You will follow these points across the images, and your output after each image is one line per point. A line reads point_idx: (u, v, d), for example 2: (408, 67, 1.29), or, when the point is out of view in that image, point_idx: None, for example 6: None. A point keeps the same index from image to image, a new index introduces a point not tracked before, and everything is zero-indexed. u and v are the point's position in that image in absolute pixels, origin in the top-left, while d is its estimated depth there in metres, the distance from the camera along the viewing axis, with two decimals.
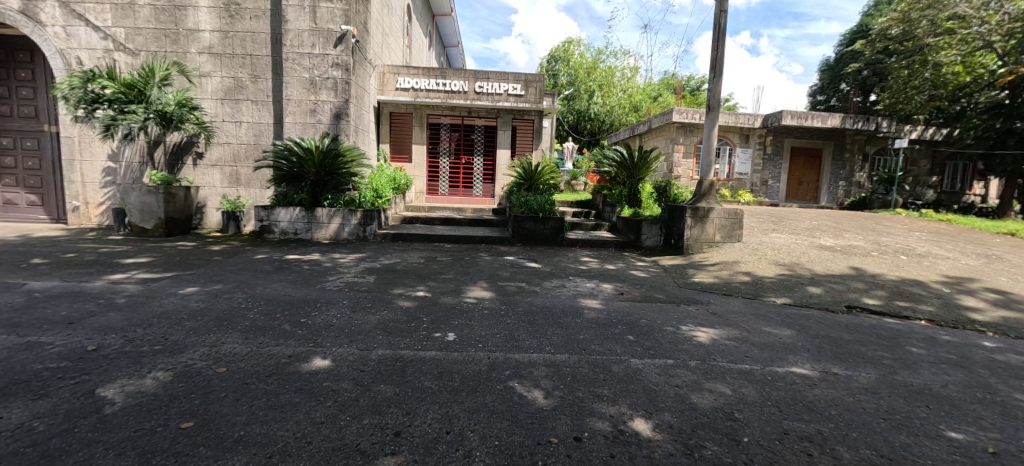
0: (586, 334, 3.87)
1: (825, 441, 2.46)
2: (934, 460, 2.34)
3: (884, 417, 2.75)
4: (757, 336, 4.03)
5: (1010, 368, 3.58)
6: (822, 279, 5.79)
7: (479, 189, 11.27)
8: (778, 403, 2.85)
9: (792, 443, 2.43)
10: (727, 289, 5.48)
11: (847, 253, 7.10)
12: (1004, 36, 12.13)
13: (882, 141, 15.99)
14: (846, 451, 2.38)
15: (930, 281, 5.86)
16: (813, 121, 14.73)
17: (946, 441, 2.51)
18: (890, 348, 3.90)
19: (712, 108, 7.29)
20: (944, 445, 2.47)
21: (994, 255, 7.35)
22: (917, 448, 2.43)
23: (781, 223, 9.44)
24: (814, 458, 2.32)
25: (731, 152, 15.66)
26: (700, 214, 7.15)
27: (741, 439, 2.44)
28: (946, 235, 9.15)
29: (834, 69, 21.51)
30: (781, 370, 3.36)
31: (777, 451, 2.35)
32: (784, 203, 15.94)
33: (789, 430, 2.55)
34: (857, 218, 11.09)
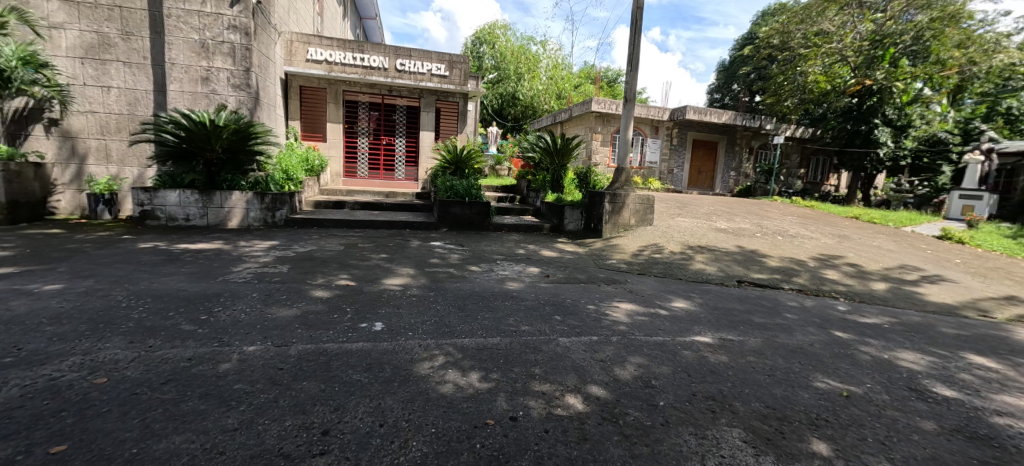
0: (516, 316, 3.83)
1: (725, 399, 2.63)
2: (807, 406, 2.62)
3: (767, 373, 3.03)
4: (671, 311, 4.31)
5: (861, 327, 4.24)
6: (720, 258, 6.40)
7: (401, 173, 10.86)
8: (686, 369, 3.01)
9: (698, 403, 2.57)
10: (642, 268, 5.85)
11: (737, 234, 7.95)
12: (855, 53, 14.43)
13: (764, 137, 17.99)
14: (741, 405, 2.58)
15: (799, 257, 6.81)
16: (712, 117, 16.17)
17: (814, 390, 2.84)
18: (772, 314, 4.41)
19: (629, 99, 7.61)
20: (812, 393, 2.80)
21: (846, 235, 8.69)
22: (793, 398, 2.71)
23: (685, 208, 10.29)
24: (718, 414, 2.47)
25: (643, 142, 16.79)
26: (617, 199, 7.53)
27: (658, 403, 2.53)
28: (812, 219, 10.63)
29: (729, 70, 23.89)
30: (688, 339, 3.60)
31: (685, 408, 2.50)
32: (686, 190, 17.47)
33: (697, 391, 2.70)
34: (746, 204, 12.44)
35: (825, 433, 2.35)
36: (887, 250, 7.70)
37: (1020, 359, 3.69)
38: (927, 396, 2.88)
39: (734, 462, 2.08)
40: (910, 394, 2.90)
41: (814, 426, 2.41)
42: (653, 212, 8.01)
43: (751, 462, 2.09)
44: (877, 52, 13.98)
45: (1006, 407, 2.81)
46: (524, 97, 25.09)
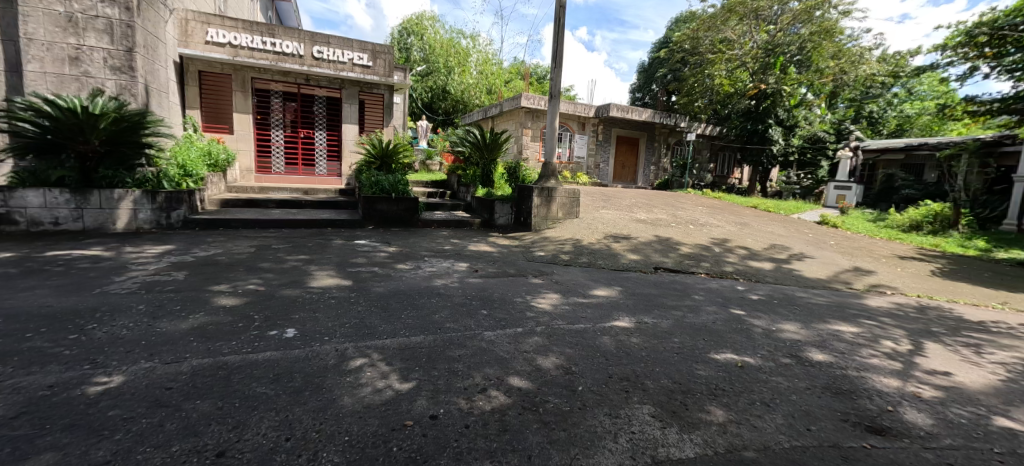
0: (441, 313, 3.75)
1: (637, 379, 2.74)
2: (710, 379, 2.80)
3: (675, 351, 3.20)
4: (592, 299, 4.46)
5: (759, 304, 4.65)
6: (639, 248, 6.73)
7: (323, 168, 10.30)
8: (604, 353, 3.10)
9: (613, 385, 2.66)
10: (567, 260, 6.00)
11: (655, 224, 8.42)
12: (752, 60, 15.91)
13: (679, 134, 19.19)
14: (652, 382, 2.71)
15: (705, 243, 7.38)
16: (634, 115, 16.95)
17: (713, 363, 3.04)
18: (683, 297, 4.71)
19: (554, 96, 7.75)
20: (712, 366, 2.99)
21: (748, 223, 9.52)
22: (697, 372, 2.88)
23: (608, 201, 10.71)
24: (631, 393, 2.57)
25: (571, 137, 17.18)
26: (545, 193, 7.66)
27: (577, 389, 2.59)
28: (720, 208, 11.52)
29: (648, 72, 25.26)
30: (607, 325, 3.73)
31: (598, 390, 2.58)
32: (612, 184, 18.21)
33: (613, 374, 2.80)
34: (664, 196, 13.21)
35: (722, 401, 2.53)
36: (778, 235, 8.55)
37: (879, 324, 4.25)
38: (804, 360, 3.22)
39: (644, 437, 2.18)
40: (792, 360, 3.21)
41: (713, 396, 2.58)
42: (578, 205, 8.24)
43: (658, 435, 2.20)
44: (770, 59, 15.49)
45: (870, 366, 3.20)
46: (454, 91, 24.80)
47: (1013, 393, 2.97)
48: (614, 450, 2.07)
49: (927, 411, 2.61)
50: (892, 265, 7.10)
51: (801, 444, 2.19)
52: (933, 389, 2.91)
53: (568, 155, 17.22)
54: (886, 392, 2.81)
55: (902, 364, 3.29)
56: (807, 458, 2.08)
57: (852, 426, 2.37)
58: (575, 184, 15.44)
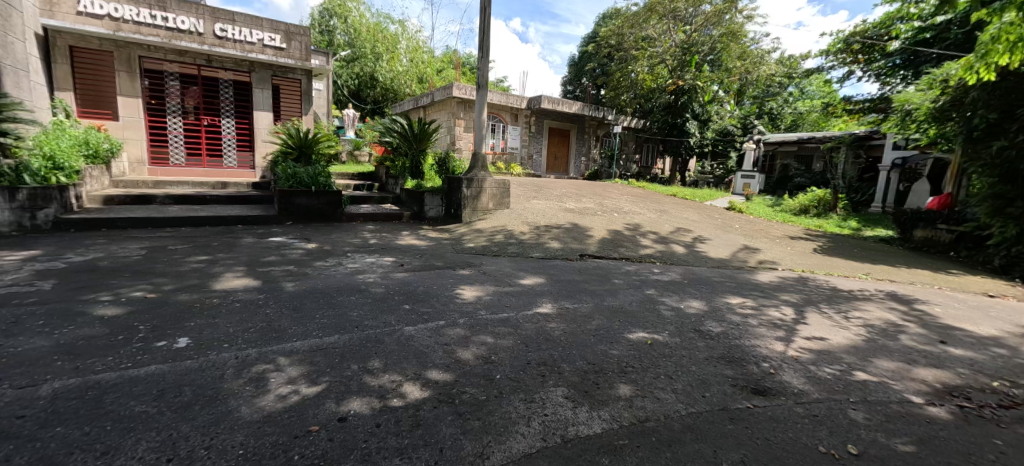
0: (360, 311, 3.62)
1: (554, 363, 2.82)
2: (621, 357, 2.95)
3: (592, 333, 3.33)
4: (518, 287, 4.52)
5: (673, 285, 4.95)
6: (566, 236, 6.91)
7: (232, 160, 9.63)
8: (525, 339, 3.16)
9: (530, 370, 2.72)
10: (495, 250, 6.04)
11: (582, 213, 8.69)
12: (671, 57, 16.87)
13: (607, 126, 19.89)
14: (567, 365, 2.80)
15: (627, 231, 7.75)
16: (564, 107, 17.29)
17: (627, 342, 3.19)
18: (604, 282, 4.90)
19: (482, 86, 7.70)
20: (626, 345, 3.15)
21: (667, 210, 10.10)
22: (610, 352, 3.01)
23: (539, 191, 10.90)
24: (547, 377, 2.64)
25: (504, 128, 17.16)
26: (475, 184, 7.63)
27: (494, 377, 2.62)
28: (644, 197, 12.11)
29: (578, 65, 25.90)
30: (531, 312, 3.79)
31: (514, 377, 2.62)
32: (545, 175, 18.50)
33: (531, 359, 2.86)
34: (593, 186, 13.67)
35: (630, 377, 2.68)
36: (694, 221, 9.16)
37: (771, 297, 4.69)
38: (707, 334, 3.47)
39: (555, 418, 2.25)
40: (696, 334, 3.46)
41: (623, 373, 2.72)
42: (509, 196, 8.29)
43: (569, 415, 2.28)
44: (686, 57, 16.46)
45: (764, 336, 3.53)
46: (383, 78, 23.96)
47: (875, 351, 3.42)
48: (526, 434, 2.13)
49: (803, 372, 2.94)
50: (788, 245, 7.87)
51: (696, 411, 2.38)
52: (808, 352, 3.29)
53: (502, 146, 17.22)
54: (770, 357, 3.14)
55: (786, 332, 3.68)
56: (699, 423, 2.27)
57: (740, 390, 2.62)
58: (508, 176, 15.51)
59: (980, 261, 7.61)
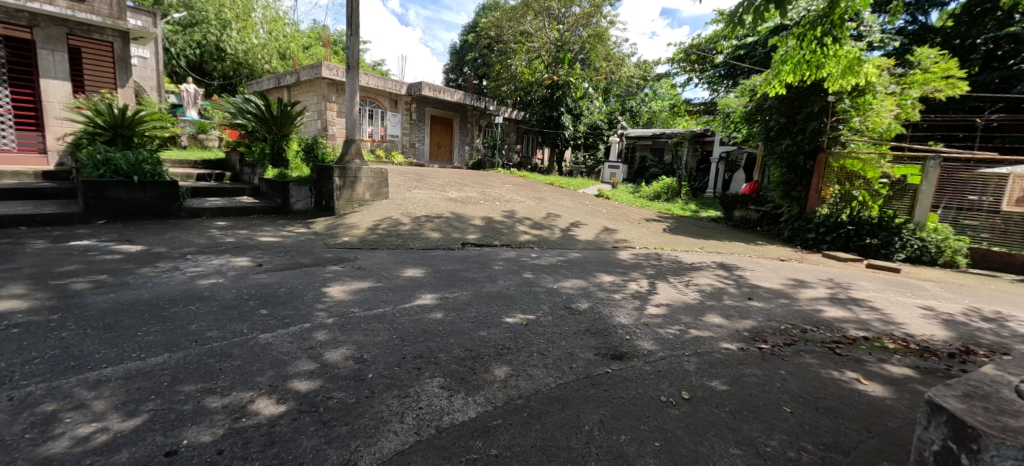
0: (204, 321, 3.26)
1: (430, 354, 2.89)
2: (495, 340, 3.14)
3: (470, 320, 3.47)
4: (397, 280, 4.49)
5: (547, 267, 5.36)
6: (447, 226, 7.00)
7: (10, 141, 7.77)
8: (400, 334, 3.17)
9: (406, 364, 2.75)
10: (373, 243, 5.89)
11: (464, 202, 8.91)
12: (546, 53, 17.65)
13: (490, 117, 20.37)
14: (444, 355, 2.89)
15: (507, 219, 8.12)
16: (445, 95, 17.08)
17: (504, 325, 3.40)
18: (483, 268, 5.10)
19: (351, 68, 7.32)
20: (503, 328, 3.35)
21: (545, 198, 10.74)
22: (486, 336, 3.18)
23: (421, 181, 10.81)
24: (423, 369, 2.71)
25: (383, 115, 16.49)
26: (348, 175, 7.28)
27: (366, 377, 2.60)
28: (523, 186, 12.67)
29: (459, 53, 25.92)
30: (409, 304, 3.81)
31: (389, 374, 2.63)
32: (428, 164, 18.31)
33: (408, 353, 2.90)
34: (475, 176, 13.96)
35: (505, 358, 2.87)
36: (567, 208, 9.89)
37: (633, 272, 5.33)
38: (575, 310, 3.87)
39: (429, 410, 2.33)
40: (565, 311, 3.83)
41: (498, 355, 2.91)
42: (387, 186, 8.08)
43: (445, 404, 2.38)
44: (559, 54, 17.46)
45: (625, 308, 4.04)
46: (233, 51, 21.16)
47: (709, 310, 4.15)
48: (399, 430, 2.16)
49: (653, 335, 3.43)
50: (647, 227, 8.95)
51: (563, 381, 2.65)
52: (657, 317, 3.84)
53: (381, 133, 16.52)
54: (629, 325, 3.62)
55: (642, 302, 4.24)
56: (565, 392, 2.54)
57: (601, 357, 2.98)
58: (387, 165, 15.01)
59: (775, 234, 9.44)
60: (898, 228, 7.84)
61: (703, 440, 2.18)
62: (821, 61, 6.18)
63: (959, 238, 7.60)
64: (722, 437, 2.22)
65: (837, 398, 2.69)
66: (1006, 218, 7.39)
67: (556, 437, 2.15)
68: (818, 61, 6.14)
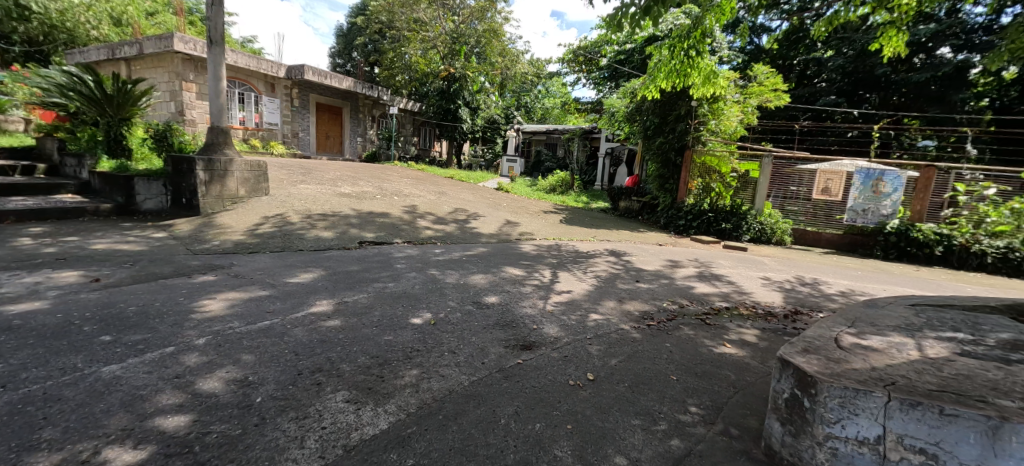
0: (22, 355, 2.66)
1: (332, 366, 2.76)
2: (401, 343, 3.12)
3: (374, 325, 3.40)
4: (287, 287, 4.18)
5: (450, 262, 5.41)
6: (340, 225, 6.68)
7: None
8: (293, 348, 2.96)
9: (305, 381, 2.59)
10: (253, 248, 5.38)
11: (359, 197, 8.63)
12: (440, 44, 17.62)
13: (383, 107, 19.70)
14: (347, 366, 2.78)
15: (408, 214, 7.98)
16: (332, 81, 15.92)
17: (411, 327, 3.39)
18: (384, 268, 4.97)
19: (214, 42, 6.59)
20: (410, 330, 3.33)
21: (444, 192, 10.71)
22: (392, 341, 3.15)
23: (310, 175, 10.04)
24: (323, 384, 2.57)
25: (257, 100, 14.88)
26: (216, 168, 6.59)
27: (254, 401, 2.37)
28: (422, 179, 12.47)
29: (346, 36, 24.48)
30: (301, 314, 3.55)
31: (287, 394, 2.45)
32: (315, 155, 17.09)
33: (303, 369, 2.72)
34: (369, 169, 13.42)
35: (415, 362, 2.87)
36: (468, 202, 9.95)
37: (535, 263, 5.62)
38: (483, 304, 4.00)
39: (335, 427, 2.21)
40: (473, 305, 3.95)
41: (408, 359, 2.90)
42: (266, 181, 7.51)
43: (352, 419, 2.28)
44: (455, 46, 17.48)
45: (528, 298, 4.27)
46: None
47: (603, 294, 4.56)
48: (300, 458, 2.00)
49: (559, 322, 3.70)
50: (543, 218, 9.43)
51: (477, 377, 2.73)
52: (560, 305, 4.13)
53: (256, 121, 14.93)
54: (535, 314, 3.85)
55: (546, 292, 4.51)
56: (480, 387, 2.62)
57: (512, 349, 3.13)
58: (263, 156, 13.64)
59: (653, 222, 10.54)
60: (744, 213, 9.15)
61: (608, 417, 2.39)
62: (688, 73, 7.02)
63: (784, 221, 9.08)
64: (624, 410, 2.46)
65: (709, 362, 3.17)
66: (815, 204, 9.02)
67: (474, 434, 2.20)
68: (685, 70, 6.95)
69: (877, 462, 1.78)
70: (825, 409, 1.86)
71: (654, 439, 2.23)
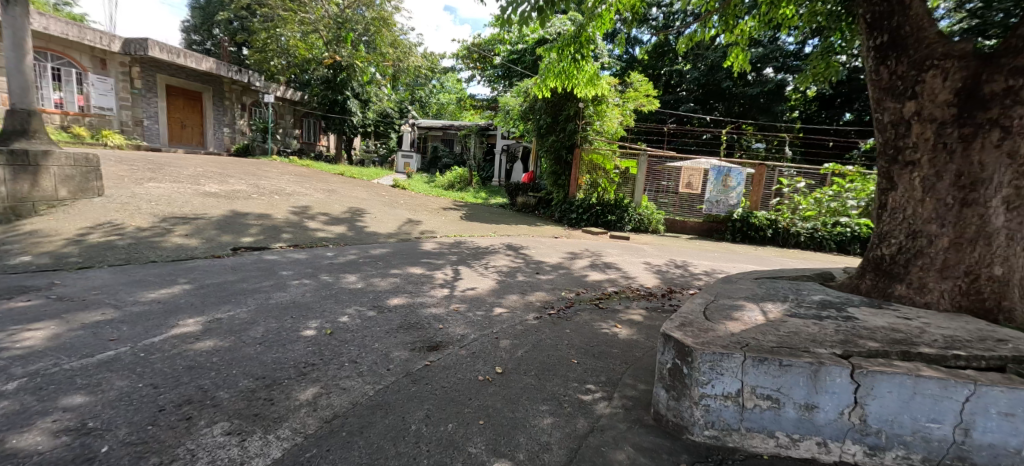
0: None
1: (205, 395, 2.42)
2: (293, 360, 2.91)
3: (258, 341, 3.12)
4: (142, 305, 3.63)
5: (342, 265, 5.20)
6: (209, 232, 6.00)
7: None
8: (152, 379, 2.55)
9: (168, 417, 2.22)
10: (83, 263, 4.54)
11: (230, 198, 7.91)
12: (325, 28, 16.06)
13: (254, 94, 17.83)
14: (226, 393, 2.46)
15: (294, 215, 7.45)
16: (188, 60, 14.09)
17: (303, 339, 3.21)
18: (267, 276, 4.59)
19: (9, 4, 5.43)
20: (301, 343, 3.15)
21: (333, 189, 10.14)
22: (282, 357, 2.92)
23: (160, 171, 8.94)
24: (195, 418, 2.23)
25: (81, 78, 12.64)
26: (25, 163, 5.63)
27: (98, 451, 1.96)
28: (306, 176, 11.60)
29: (205, 10, 21.67)
30: (158, 339, 3.06)
31: (144, 437, 2.06)
32: (168, 147, 15.01)
33: (166, 403, 2.33)
34: (240, 164, 12.16)
35: (312, 378, 2.69)
36: (362, 200, 9.56)
37: (436, 261, 5.64)
38: (384, 308, 3.94)
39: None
40: (374, 310, 3.88)
41: (302, 376, 2.71)
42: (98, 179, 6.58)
43: (237, 453, 2.02)
44: (342, 32, 16.15)
45: (429, 298, 4.29)
46: None
47: (502, 289, 4.74)
48: None
49: (463, 320, 3.80)
50: (440, 214, 9.42)
51: (383, 386, 2.66)
52: (463, 303, 4.22)
53: (80, 104, 12.71)
54: (438, 314, 3.89)
55: (449, 289, 4.58)
56: (387, 396, 2.56)
57: (418, 352, 3.15)
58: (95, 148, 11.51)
59: (548, 216, 11.12)
60: (626, 206, 10.10)
61: (518, 407, 2.53)
62: (572, 73, 7.46)
63: (658, 212, 10.19)
64: (533, 398, 2.63)
65: (602, 344, 3.51)
66: (682, 197, 10.27)
67: (385, 446, 2.12)
68: (572, 70, 7.35)
69: (738, 412, 2.17)
70: (700, 373, 2.19)
71: (561, 422, 2.40)
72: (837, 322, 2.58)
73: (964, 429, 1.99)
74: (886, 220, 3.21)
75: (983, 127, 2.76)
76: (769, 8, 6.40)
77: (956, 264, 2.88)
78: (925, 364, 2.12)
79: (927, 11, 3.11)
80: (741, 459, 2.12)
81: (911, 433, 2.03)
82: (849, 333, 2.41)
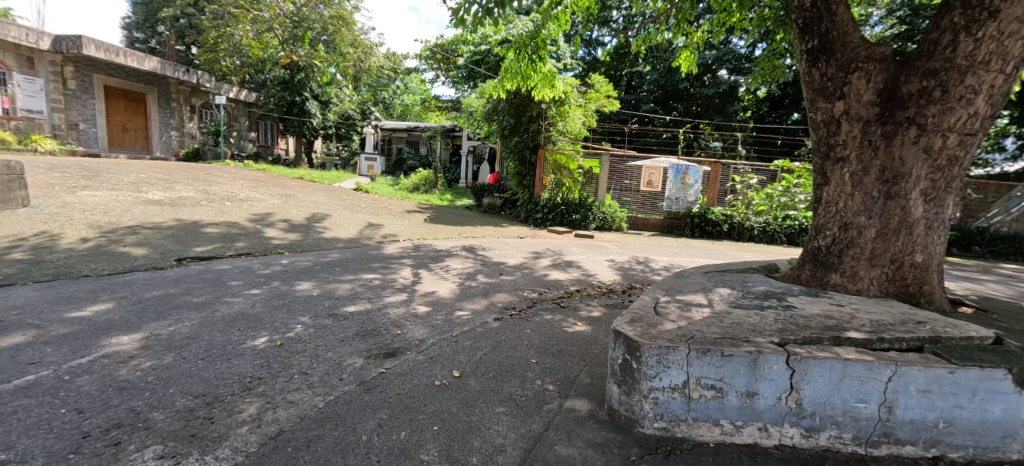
0: None
1: (136, 418, 2.30)
2: (238, 374, 2.80)
3: (200, 356, 2.99)
4: (70, 323, 3.41)
5: (296, 273, 5.04)
6: (153, 242, 5.70)
7: None
8: (77, 403, 2.40)
9: (93, 444, 2.09)
10: (3, 280, 4.19)
11: (176, 206, 7.53)
12: (278, 26, 15.61)
13: (205, 95, 17.10)
14: (159, 415, 2.34)
15: (248, 222, 7.17)
16: (127, 59, 13.30)
17: (251, 352, 3.10)
18: (214, 287, 4.40)
19: None
20: (249, 357, 3.03)
21: (291, 194, 9.84)
22: (226, 372, 2.81)
23: (96, 178, 8.41)
24: (124, 442, 2.12)
25: (3, 78, 11.56)
26: None
27: None
28: (262, 181, 11.18)
29: (148, 7, 20.59)
30: (88, 360, 2.89)
31: None
32: (108, 152, 14.16)
33: (91, 429, 2.19)
34: (190, 168, 11.61)
35: (257, 392, 2.61)
36: (322, 205, 9.32)
37: (396, 266, 5.57)
38: (340, 316, 3.85)
39: None
40: (330, 318, 3.79)
41: (247, 391, 2.61)
42: (23, 189, 6.14)
43: None
44: (298, 32, 15.76)
45: (388, 303, 4.22)
46: None
47: (465, 292, 4.72)
48: None
49: (423, 325, 3.77)
50: (402, 217, 9.31)
51: (333, 397, 2.61)
52: (425, 307, 4.19)
53: (5, 106, 11.65)
54: (397, 320, 3.84)
55: (409, 294, 4.52)
56: (337, 407, 2.51)
57: (374, 359, 3.10)
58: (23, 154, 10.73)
59: (514, 216, 11.18)
60: (590, 205, 10.26)
61: (474, 410, 2.53)
62: (530, 73, 7.49)
63: (621, 210, 10.42)
64: (489, 400, 2.64)
65: (562, 343, 3.55)
66: (644, 195, 10.53)
67: (332, 460, 2.07)
68: (529, 71, 7.39)
69: (685, 403, 2.24)
70: (648, 367, 2.25)
71: (516, 423, 2.42)
72: (778, 312, 2.71)
73: (889, 407, 2.14)
74: (821, 213, 3.40)
75: (902, 126, 2.97)
76: (719, 13, 6.67)
77: (883, 253, 3.11)
78: (853, 348, 2.27)
79: (852, 17, 3.31)
80: (689, 448, 2.19)
81: (842, 414, 2.17)
82: (788, 322, 2.54)
